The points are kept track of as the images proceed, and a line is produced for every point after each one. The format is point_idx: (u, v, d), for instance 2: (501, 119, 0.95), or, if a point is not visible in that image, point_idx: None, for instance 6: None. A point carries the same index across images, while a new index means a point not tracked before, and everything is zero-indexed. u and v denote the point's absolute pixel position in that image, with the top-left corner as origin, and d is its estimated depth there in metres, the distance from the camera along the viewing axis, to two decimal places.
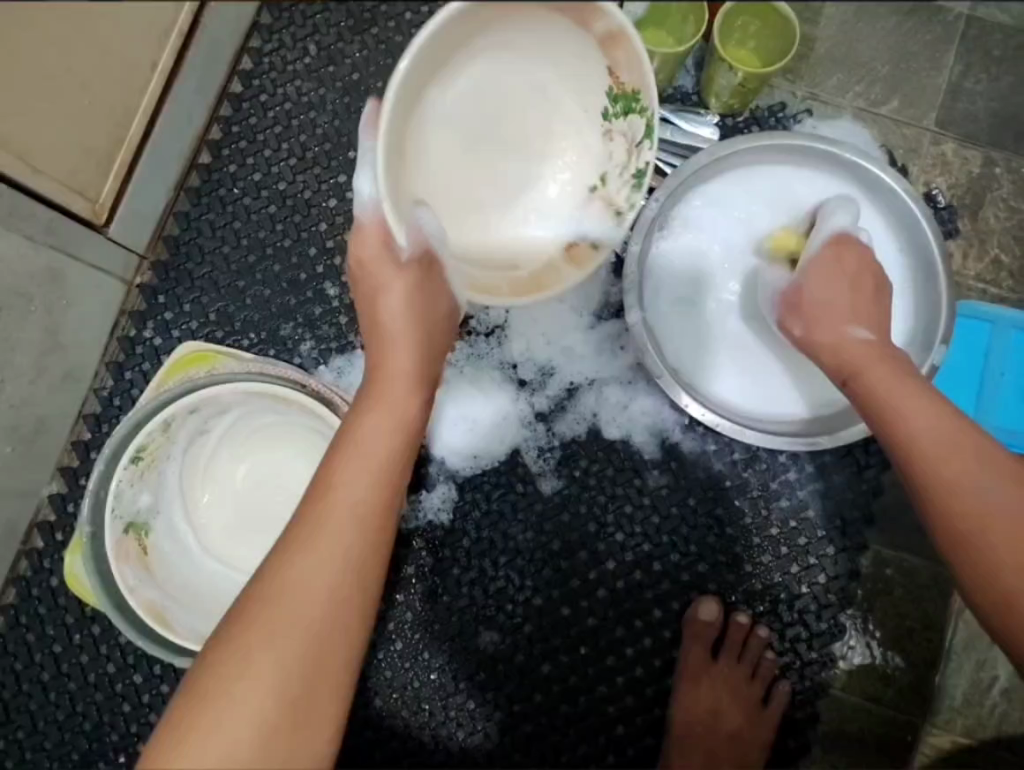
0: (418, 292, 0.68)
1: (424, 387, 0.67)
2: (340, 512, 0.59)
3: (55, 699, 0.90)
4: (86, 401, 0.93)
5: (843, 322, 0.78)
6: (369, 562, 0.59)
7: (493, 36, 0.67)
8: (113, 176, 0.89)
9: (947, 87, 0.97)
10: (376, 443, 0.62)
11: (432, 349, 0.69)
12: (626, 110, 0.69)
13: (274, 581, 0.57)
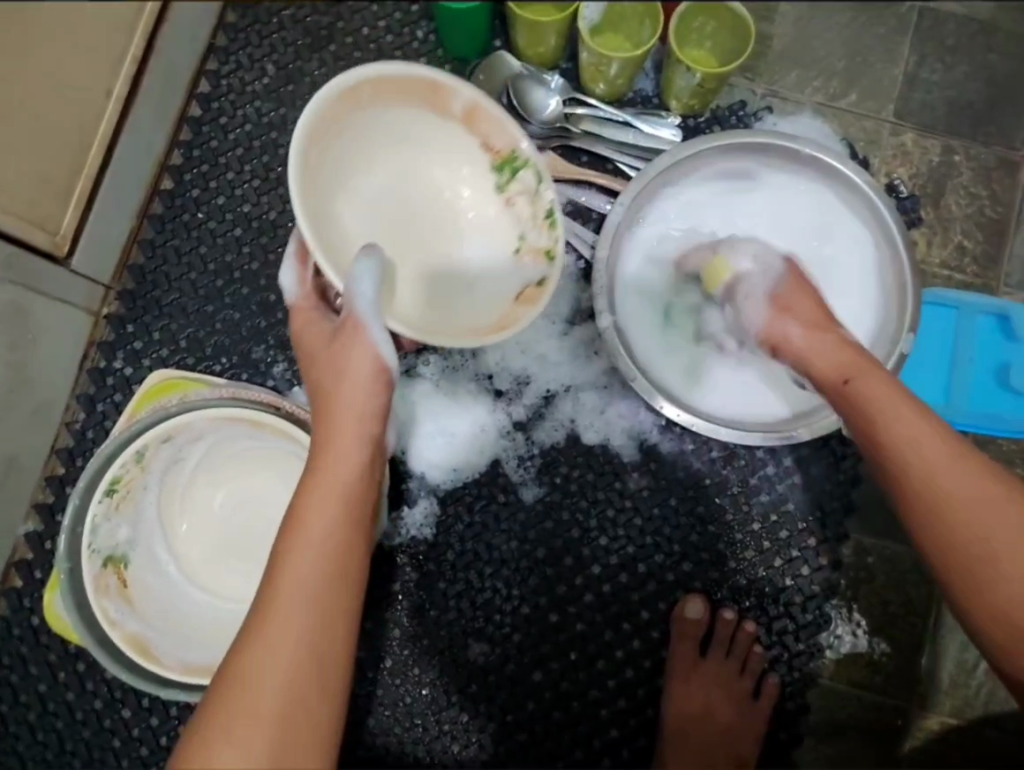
0: (356, 353, 0.68)
1: (368, 451, 0.67)
2: (292, 597, 0.59)
3: (43, 739, 0.89)
4: (58, 435, 0.92)
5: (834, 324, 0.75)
6: (330, 630, 0.59)
7: (378, 150, 0.75)
8: (74, 206, 0.87)
9: (904, 78, 0.98)
10: (321, 514, 0.62)
11: (375, 411, 0.68)
12: (513, 172, 0.76)
13: (236, 676, 0.57)
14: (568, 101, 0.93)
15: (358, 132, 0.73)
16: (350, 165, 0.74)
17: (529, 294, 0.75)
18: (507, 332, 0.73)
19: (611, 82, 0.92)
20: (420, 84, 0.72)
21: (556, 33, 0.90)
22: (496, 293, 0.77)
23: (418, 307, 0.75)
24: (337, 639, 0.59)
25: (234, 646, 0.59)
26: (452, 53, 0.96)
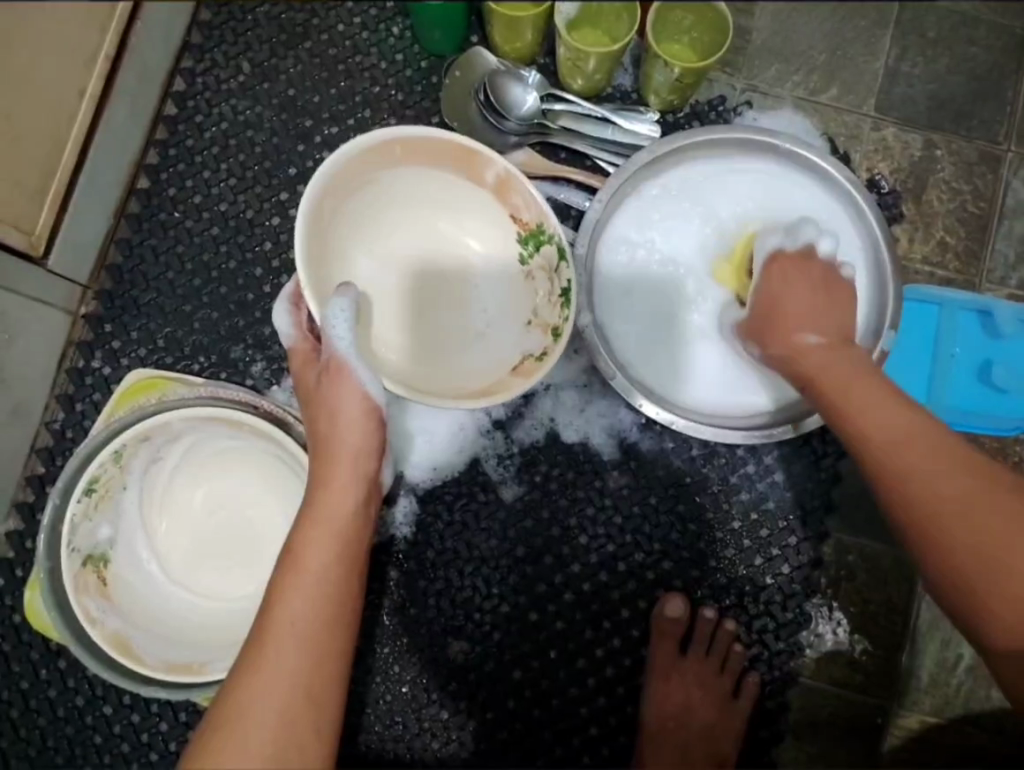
0: (344, 396, 0.72)
1: (363, 490, 0.71)
2: (285, 632, 0.63)
3: (26, 736, 0.90)
4: (37, 434, 0.92)
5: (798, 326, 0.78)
6: (324, 660, 0.63)
7: (402, 206, 0.82)
8: (48, 207, 0.86)
9: (885, 72, 0.97)
10: (315, 555, 0.66)
11: (369, 451, 0.72)
12: (537, 245, 0.80)
13: (231, 705, 0.61)
14: (546, 97, 0.92)
15: (387, 184, 0.80)
16: (372, 219, 0.81)
17: (525, 366, 0.79)
18: (493, 397, 0.77)
19: (589, 78, 0.92)
20: (456, 149, 0.78)
21: (532, 27, 0.89)
22: (495, 360, 0.82)
23: (404, 359, 0.81)
24: (329, 668, 0.63)
25: (230, 678, 0.63)
26: (428, 48, 0.96)
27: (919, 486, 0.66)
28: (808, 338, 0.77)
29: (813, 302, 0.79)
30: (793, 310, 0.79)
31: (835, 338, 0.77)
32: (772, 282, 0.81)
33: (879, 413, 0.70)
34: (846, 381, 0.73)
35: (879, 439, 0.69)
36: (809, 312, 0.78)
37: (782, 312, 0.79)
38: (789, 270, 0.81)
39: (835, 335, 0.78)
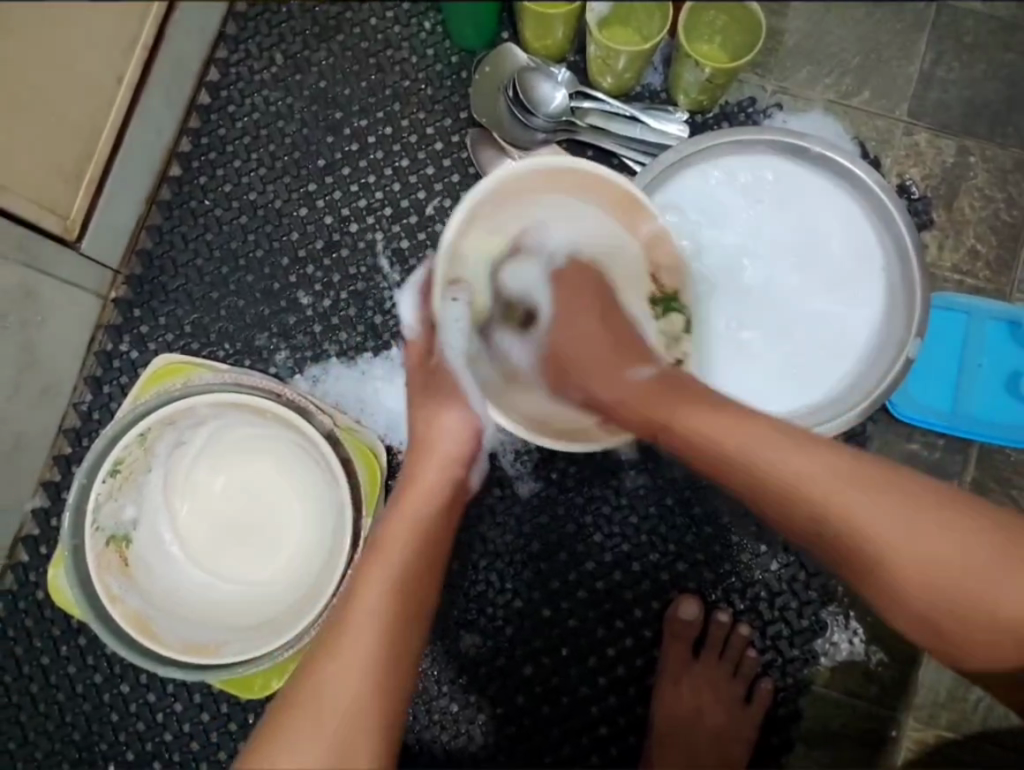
0: (445, 406, 0.77)
1: (448, 493, 0.75)
2: (362, 621, 0.68)
3: (45, 710, 0.91)
4: (65, 415, 0.94)
5: (616, 370, 0.73)
6: (396, 654, 0.68)
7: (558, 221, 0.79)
8: (84, 193, 0.87)
9: (919, 76, 0.95)
10: (399, 550, 0.71)
11: (458, 458, 0.76)
12: (666, 309, 0.79)
13: (311, 682, 0.67)
14: (574, 95, 0.93)
15: (550, 202, 0.79)
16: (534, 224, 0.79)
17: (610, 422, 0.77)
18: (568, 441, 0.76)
19: (619, 76, 0.91)
20: (620, 195, 0.77)
21: (564, 25, 0.89)
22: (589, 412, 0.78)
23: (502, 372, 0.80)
24: (397, 662, 0.68)
25: (310, 654, 0.69)
26: (459, 44, 0.96)
27: (800, 494, 0.65)
28: (636, 379, 0.72)
29: (622, 338, 0.75)
30: (605, 352, 0.74)
31: (664, 372, 0.73)
32: (563, 306, 0.76)
33: (782, 451, 0.66)
34: (730, 424, 0.68)
35: (783, 474, 0.66)
36: (615, 346, 0.74)
37: (587, 361, 0.74)
38: (571, 291, 0.76)
39: (667, 372, 0.73)
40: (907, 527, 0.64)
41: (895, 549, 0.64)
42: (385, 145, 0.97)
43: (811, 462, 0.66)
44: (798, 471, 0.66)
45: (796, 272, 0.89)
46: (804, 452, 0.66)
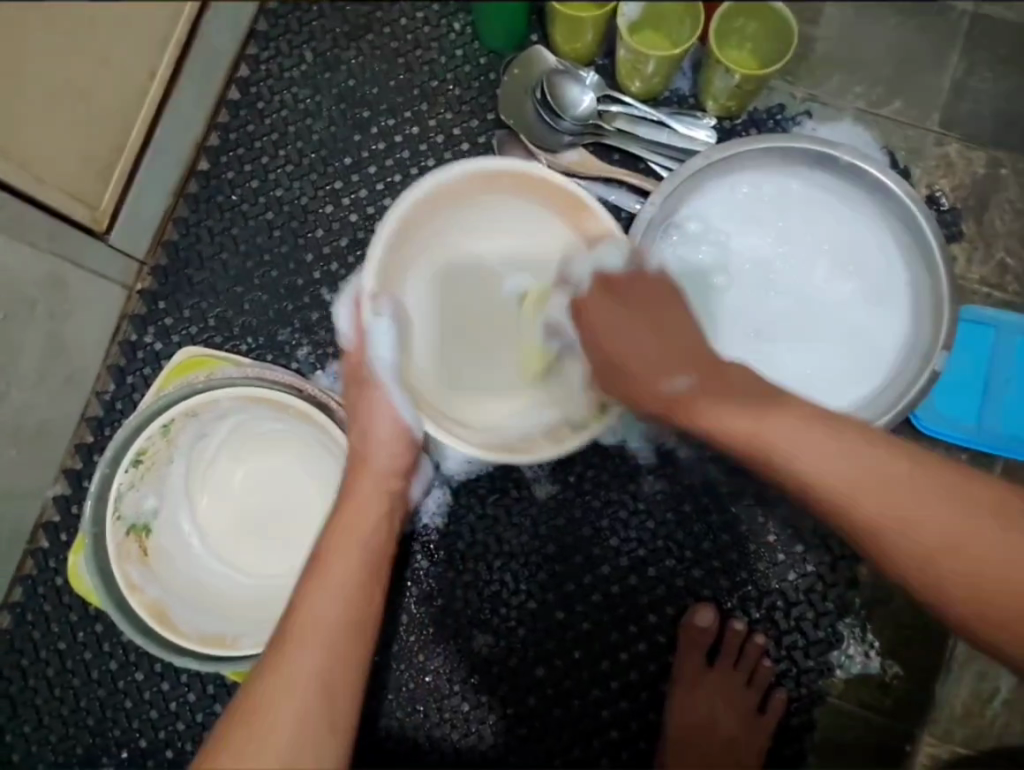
0: (380, 418, 0.74)
1: (387, 503, 0.73)
2: (308, 632, 0.64)
3: (60, 695, 0.92)
4: (88, 404, 0.95)
5: (659, 374, 0.68)
6: (346, 667, 0.65)
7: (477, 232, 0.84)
8: (114, 184, 0.89)
9: (951, 87, 0.95)
10: (341, 561, 0.68)
11: (396, 472, 0.74)
12: None
13: (255, 701, 0.62)
14: (602, 98, 0.93)
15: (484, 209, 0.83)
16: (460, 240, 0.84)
17: (558, 430, 0.78)
18: (516, 455, 0.75)
19: (647, 80, 0.91)
20: (567, 196, 0.79)
21: (593, 28, 0.89)
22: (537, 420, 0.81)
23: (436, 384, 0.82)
24: (347, 672, 0.65)
25: (253, 675, 0.65)
26: (489, 45, 0.96)
27: (817, 481, 0.63)
28: (676, 386, 0.68)
29: (670, 334, 0.70)
30: (650, 352, 0.69)
31: (704, 375, 0.68)
32: (616, 315, 0.71)
33: (776, 427, 0.65)
34: (741, 404, 0.66)
35: (795, 459, 0.64)
36: (662, 343, 0.69)
37: (634, 364, 0.69)
38: (598, 298, 0.72)
39: (703, 370, 0.68)
40: (911, 497, 0.62)
41: (902, 521, 0.61)
42: (411, 145, 0.97)
43: (820, 444, 0.64)
44: (805, 458, 0.64)
45: (821, 283, 0.89)
46: (812, 436, 0.64)
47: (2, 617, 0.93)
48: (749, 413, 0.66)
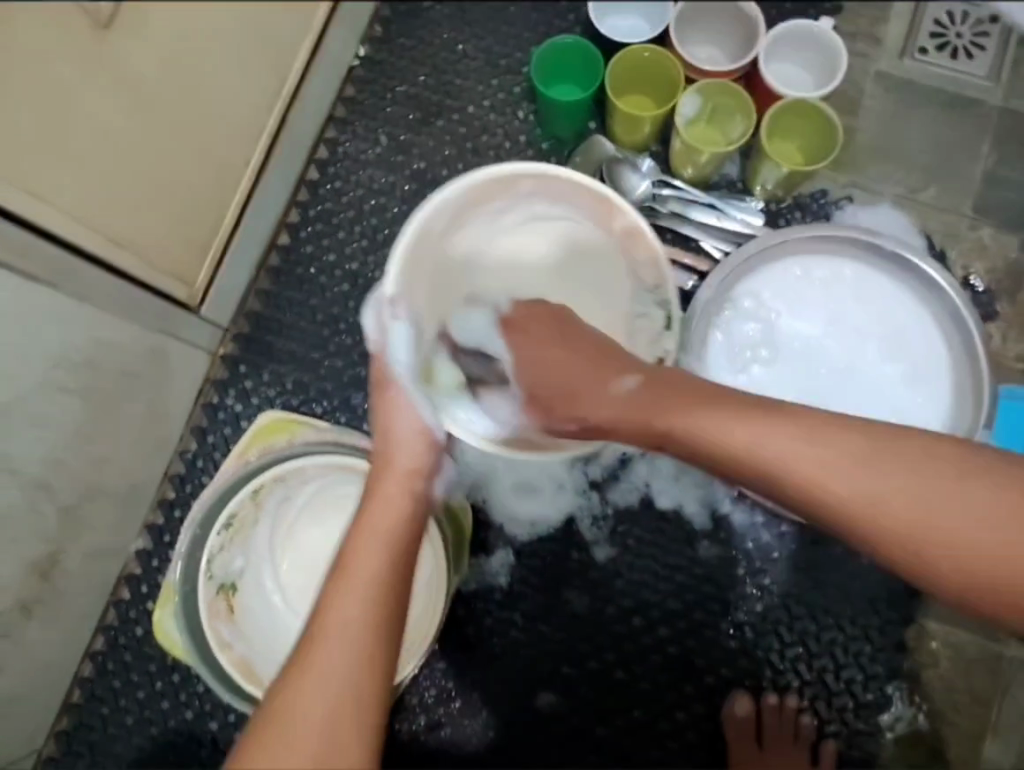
0: (402, 415, 0.78)
1: (411, 503, 0.74)
2: (334, 632, 0.65)
3: (138, 743, 0.96)
4: (172, 461, 1.00)
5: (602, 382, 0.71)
6: (374, 668, 0.64)
7: (489, 226, 0.91)
8: (208, 263, 0.95)
9: (983, 175, 1.02)
10: (366, 562, 0.68)
11: (421, 469, 0.76)
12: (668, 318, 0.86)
13: (280, 705, 0.62)
14: (656, 183, 1.00)
15: (506, 207, 0.90)
16: (473, 234, 0.91)
17: None
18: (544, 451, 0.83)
19: (700, 168, 0.98)
20: (595, 197, 0.86)
21: (651, 124, 0.96)
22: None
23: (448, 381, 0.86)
24: (374, 674, 0.64)
25: (280, 679, 0.64)
26: (551, 132, 1.04)
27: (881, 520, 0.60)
28: (624, 388, 0.70)
29: (601, 342, 0.74)
30: (591, 357, 0.72)
31: (653, 375, 0.70)
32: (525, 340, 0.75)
33: (784, 456, 0.63)
34: (694, 403, 0.67)
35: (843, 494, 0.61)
36: (595, 344, 0.73)
37: (577, 376, 0.72)
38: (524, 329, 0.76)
39: (649, 373, 0.71)
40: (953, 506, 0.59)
41: (960, 542, 0.59)
42: None
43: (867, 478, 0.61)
44: (847, 488, 0.61)
45: (859, 366, 0.93)
46: (863, 469, 0.61)
47: (84, 665, 0.97)
48: (704, 407, 0.67)
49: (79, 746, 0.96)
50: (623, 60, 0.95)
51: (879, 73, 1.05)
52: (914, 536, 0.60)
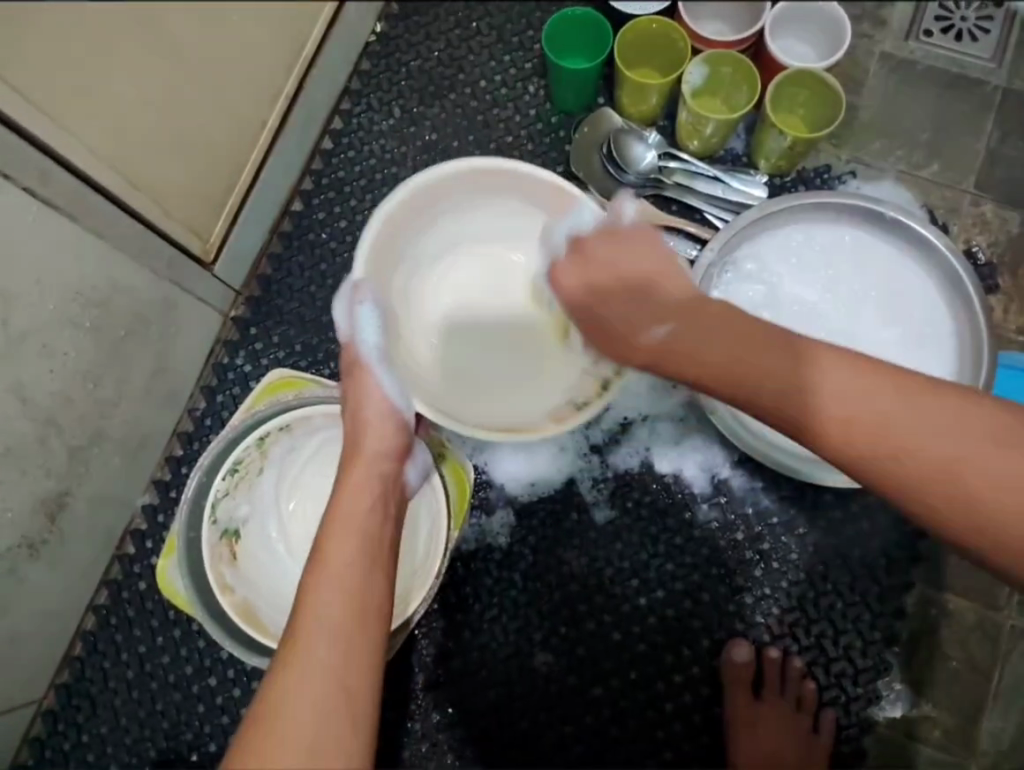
0: (366, 401, 0.78)
1: (379, 488, 0.73)
2: (316, 621, 0.63)
3: (138, 697, 0.97)
4: (180, 419, 1.02)
5: (642, 322, 0.71)
6: (360, 653, 0.63)
7: (451, 230, 0.93)
8: (223, 219, 0.98)
9: (985, 153, 1.03)
10: (341, 551, 0.67)
11: (386, 452, 0.76)
12: None
13: (270, 700, 0.60)
14: (662, 156, 1.01)
15: (466, 212, 0.92)
16: (433, 243, 0.93)
17: (560, 413, 0.85)
18: (520, 433, 0.83)
19: (706, 140, 1.00)
20: (548, 191, 0.87)
21: (658, 94, 0.98)
22: (541, 405, 0.88)
23: (421, 378, 0.88)
24: (359, 665, 0.62)
25: (267, 674, 0.63)
26: (560, 106, 1.06)
27: (934, 468, 0.58)
28: (657, 336, 0.70)
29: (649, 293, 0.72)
30: (625, 301, 0.72)
31: (685, 323, 0.69)
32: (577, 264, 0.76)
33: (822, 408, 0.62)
34: (723, 348, 0.67)
35: (904, 440, 0.59)
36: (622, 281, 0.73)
37: (616, 322, 0.72)
38: (570, 270, 0.76)
39: (681, 319, 0.69)
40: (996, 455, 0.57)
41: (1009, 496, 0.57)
42: None
43: (923, 427, 0.59)
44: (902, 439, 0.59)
45: (857, 330, 0.94)
46: (915, 418, 0.59)
47: (88, 618, 0.98)
48: (723, 354, 0.66)
49: (78, 699, 0.97)
50: (632, 31, 0.98)
51: (884, 54, 1.07)
52: (963, 492, 0.57)
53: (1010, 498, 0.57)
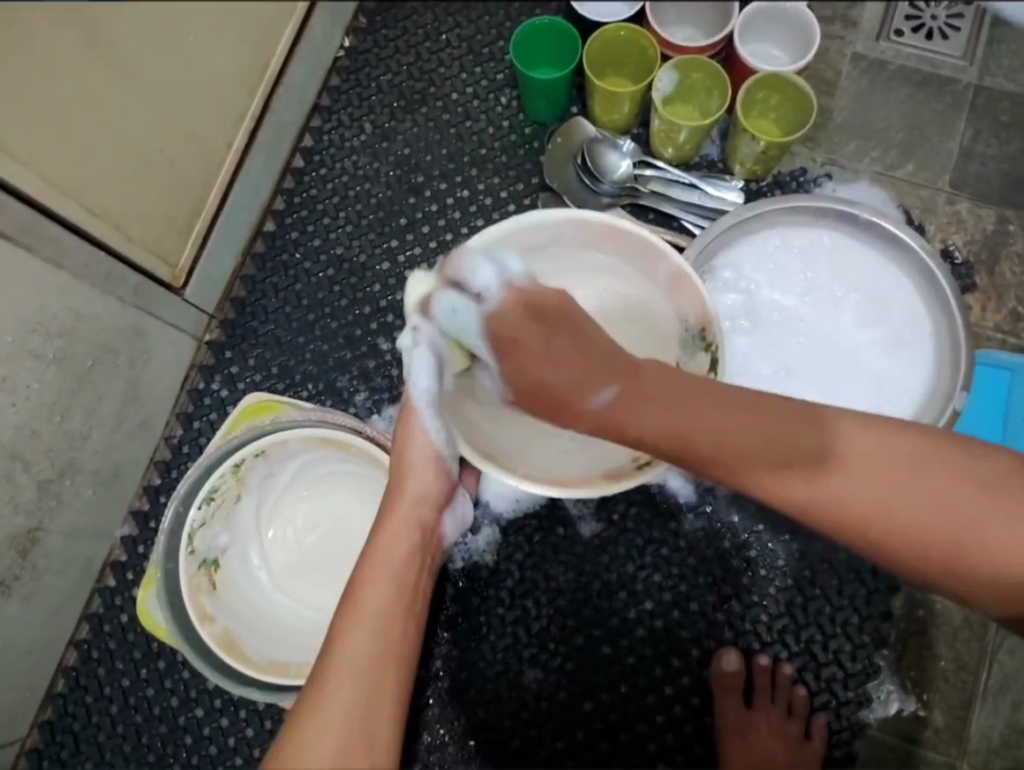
0: (413, 445, 0.76)
1: (417, 535, 0.74)
2: (345, 666, 0.65)
3: (122, 731, 0.95)
4: (157, 448, 1.00)
5: (581, 387, 0.60)
6: (386, 698, 0.65)
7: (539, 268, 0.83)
8: (191, 244, 0.96)
9: (959, 151, 1.03)
10: (374, 596, 0.69)
11: (429, 498, 0.76)
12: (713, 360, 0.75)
13: (292, 743, 0.63)
14: (637, 164, 1.00)
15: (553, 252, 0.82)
16: None
17: (616, 470, 0.76)
18: (571, 489, 0.74)
19: (680, 147, 0.99)
20: (632, 239, 0.79)
21: (630, 100, 0.97)
22: (602, 459, 0.79)
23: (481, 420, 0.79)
24: (386, 717, 0.65)
25: (292, 715, 0.65)
26: (533, 116, 1.05)
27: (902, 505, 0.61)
28: (600, 404, 0.60)
29: (586, 348, 0.60)
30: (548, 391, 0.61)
31: (631, 388, 0.61)
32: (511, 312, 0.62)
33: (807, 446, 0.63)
34: (673, 419, 0.61)
35: (874, 481, 0.62)
36: (550, 336, 0.61)
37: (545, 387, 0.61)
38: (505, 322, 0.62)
39: (627, 385, 0.60)
40: (958, 498, 0.61)
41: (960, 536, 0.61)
42: (462, 206, 1.05)
43: (900, 469, 0.62)
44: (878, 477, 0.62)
45: (836, 334, 0.94)
46: (891, 457, 0.62)
47: (69, 654, 0.97)
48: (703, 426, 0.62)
49: (62, 736, 0.95)
50: (600, 38, 0.97)
51: (855, 54, 1.06)
52: (927, 531, 0.61)
53: (968, 538, 0.61)
